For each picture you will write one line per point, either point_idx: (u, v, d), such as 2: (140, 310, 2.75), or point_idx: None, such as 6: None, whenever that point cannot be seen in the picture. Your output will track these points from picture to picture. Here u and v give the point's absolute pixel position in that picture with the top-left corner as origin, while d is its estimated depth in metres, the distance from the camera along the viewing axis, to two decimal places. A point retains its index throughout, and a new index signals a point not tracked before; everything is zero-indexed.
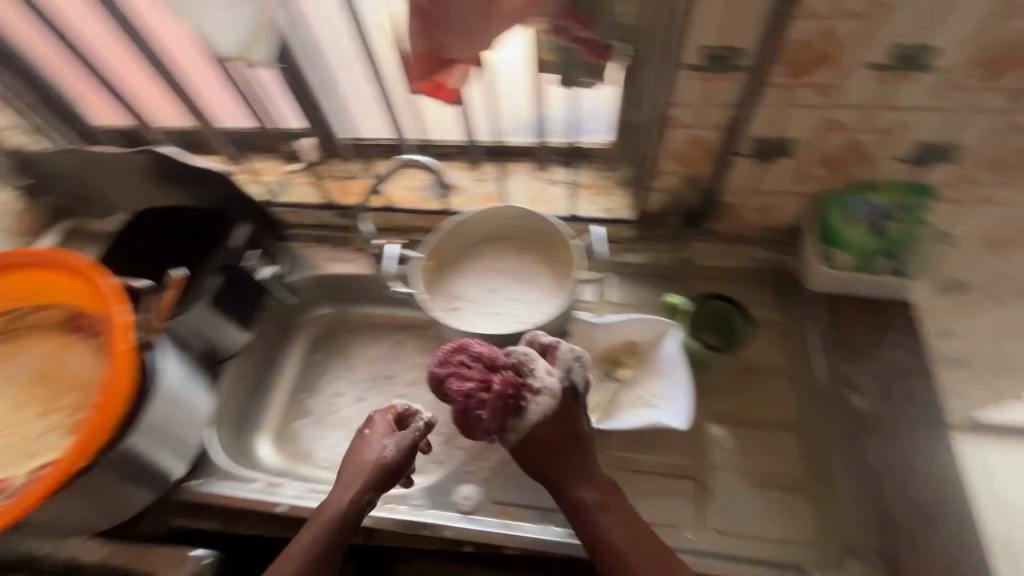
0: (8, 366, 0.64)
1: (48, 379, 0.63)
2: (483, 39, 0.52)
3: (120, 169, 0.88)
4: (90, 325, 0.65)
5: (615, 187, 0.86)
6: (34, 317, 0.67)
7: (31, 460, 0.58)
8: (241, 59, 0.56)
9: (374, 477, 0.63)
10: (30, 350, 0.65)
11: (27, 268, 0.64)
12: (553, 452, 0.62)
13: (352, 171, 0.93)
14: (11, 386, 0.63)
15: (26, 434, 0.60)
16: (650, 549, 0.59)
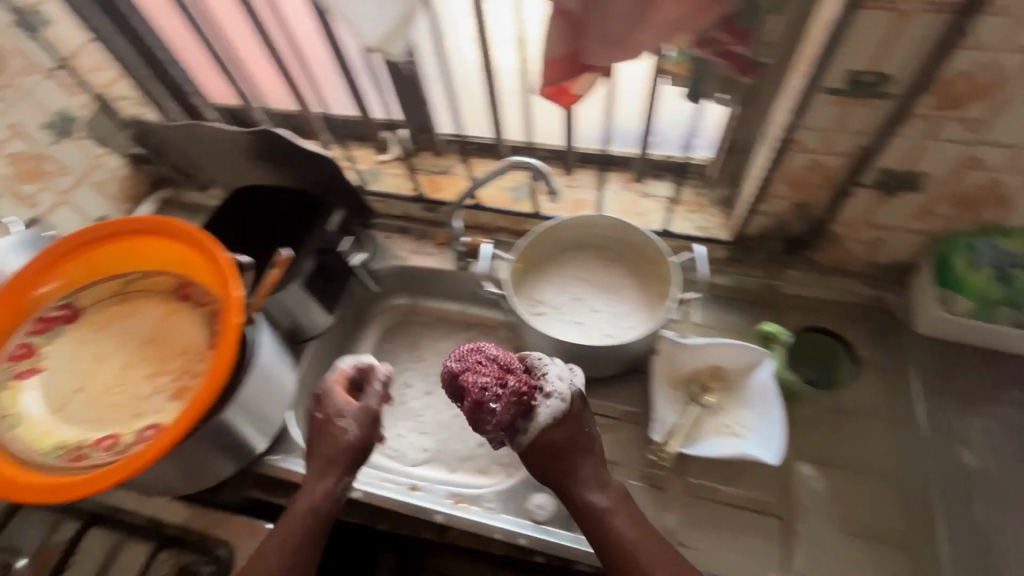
0: (120, 326, 0.67)
1: (158, 343, 0.66)
2: (625, 49, 0.50)
3: (223, 147, 0.90)
4: (198, 295, 0.67)
5: (710, 205, 0.84)
6: (146, 282, 0.69)
7: (138, 420, 0.61)
8: (379, 52, 0.56)
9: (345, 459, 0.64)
10: (141, 313, 0.68)
11: (149, 235, 0.66)
12: (556, 456, 0.62)
13: (442, 166, 0.94)
14: (123, 346, 0.66)
15: (136, 393, 0.63)
16: (662, 553, 0.58)
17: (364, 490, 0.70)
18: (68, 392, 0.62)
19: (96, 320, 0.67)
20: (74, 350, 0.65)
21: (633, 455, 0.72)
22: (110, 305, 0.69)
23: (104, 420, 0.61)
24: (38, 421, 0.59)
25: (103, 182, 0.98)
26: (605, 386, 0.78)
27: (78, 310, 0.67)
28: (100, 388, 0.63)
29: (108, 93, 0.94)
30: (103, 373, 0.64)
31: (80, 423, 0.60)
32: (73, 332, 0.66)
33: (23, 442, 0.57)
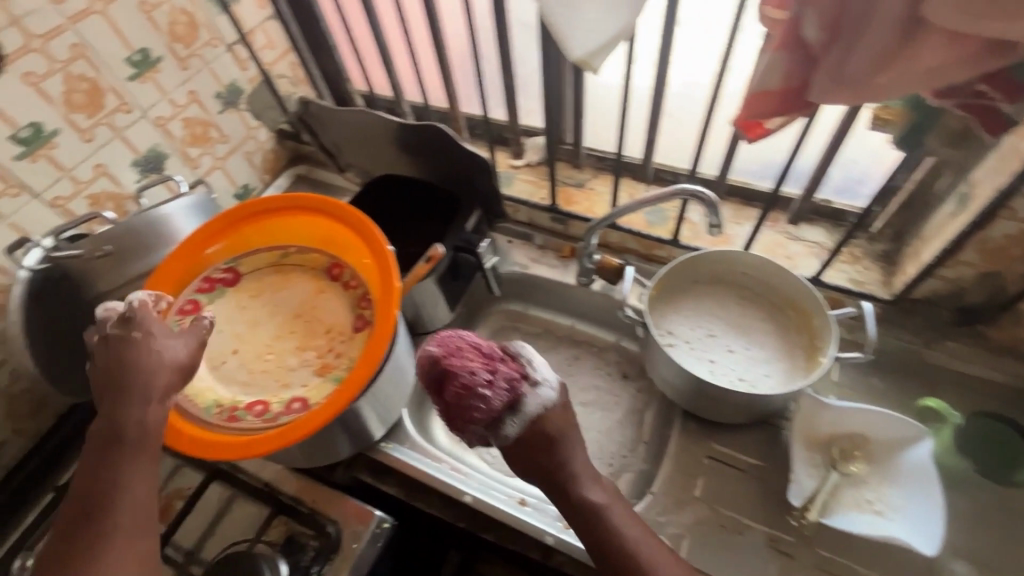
0: (273, 296, 0.70)
1: (305, 318, 0.69)
2: (860, 92, 0.46)
3: (365, 134, 0.91)
4: (348, 277, 0.69)
5: (866, 258, 0.78)
6: (299, 256, 0.72)
7: (285, 390, 0.63)
8: (583, 66, 0.53)
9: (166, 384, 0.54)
10: (293, 286, 0.71)
11: (313, 214, 0.70)
12: (542, 447, 0.57)
13: (577, 179, 0.93)
14: (275, 315, 0.69)
15: (284, 364, 0.66)
16: (657, 549, 0.55)
17: (475, 495, 0.70)
18: (227, 352, 0.66)
19: (253, 287, 0.71)
20: (232, 313, 0.69)
21: (759, 514, 0.68)
22: (265, 274, 0.72)
23: (254, 384, 0.64)
24: (199, 377, 0.63)
25: (252, 153, 1.04)
26: (730, 431, 0.74)
27: (238, 275, 0.71)
28: (253, 353, 0.67)
29: (272, 70, 0.99)
30: (257, 340, 0.68)
31: (234, 384, 0.64)
32: (233, 295, 0.70)
33: (186, 394, 0.61)
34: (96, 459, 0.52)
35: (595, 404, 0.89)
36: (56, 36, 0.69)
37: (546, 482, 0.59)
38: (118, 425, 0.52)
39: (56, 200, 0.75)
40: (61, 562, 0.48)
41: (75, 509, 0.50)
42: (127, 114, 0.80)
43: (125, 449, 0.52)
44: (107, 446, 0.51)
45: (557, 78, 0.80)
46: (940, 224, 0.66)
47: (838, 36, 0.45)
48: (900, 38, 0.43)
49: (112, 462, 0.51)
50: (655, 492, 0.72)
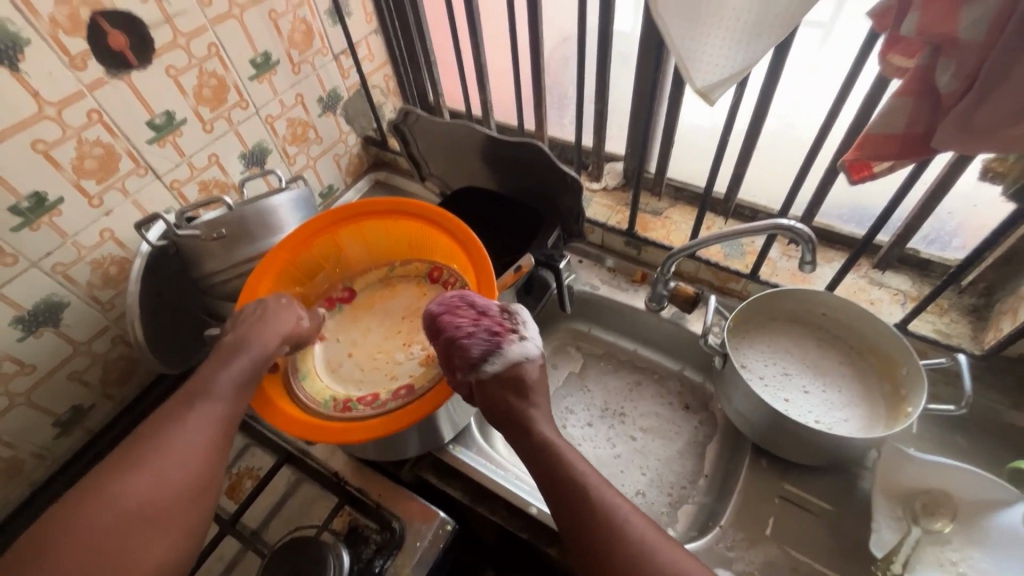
0: (382, 306, 0.78)
1: (411, 319, 0.76)
2: (988, 142, 0.47)
3: (451, 146, 0.94)
4: (448, 277, 0.75)
5: (953, 310, 0.77)
6: (404, 269, 0.80)
7: (392, 381, 0.69)
8: (699, 95, 0.55)
9: (292, 334, 0.65)
10: (399, 296, 0.78)
11: (414, 219, 0.75)
12: (514, 390, 0.56)
13: (654, 207, 0.95)
14: (384, 321, 0.76)
15: (393, 360, 0.71)
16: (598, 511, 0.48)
17: (540, 507, 0.70)
18: (343, 356, 0.73)
19: (365, 301, 0.79)
20: (347, 322, 0.77)
21: (832, 561, 0.66)
22: (374, 288, 0.81)
23: (367, 380, 0.70)
24: (318, 377, 0.70)
25: (341, 156, 1.10)
26: (802, 473, 0.73)
27: (353, 292, 0.80)
28: (365, 354, 0.73)
29: (370, 80, 1.05)
30: (368, 343, 0.75)
31: (348, 382, 0.70)
32: (350, 310, 0.79)
33: (307, 390, 0.67)
34: (217, 362, 0.59)
35: (655, 432, 0.88)
36: (198, 34, 0.75)
37: (506, 425, 0.56)
38: (242, 338, 0.60)
39: (174, 183, 0.81)
40: (155, 430, 0.51)
41: (186, 396, 0.55)
42: (243, 111, 0.86)
43: (245, 357, 0.59)
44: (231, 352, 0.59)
45: (649, 109, 0.83)
46: None
47: (973, 86, 0.45)
48: None
49: (229, 363, 0.59)
50: (722, 526, 0.71)
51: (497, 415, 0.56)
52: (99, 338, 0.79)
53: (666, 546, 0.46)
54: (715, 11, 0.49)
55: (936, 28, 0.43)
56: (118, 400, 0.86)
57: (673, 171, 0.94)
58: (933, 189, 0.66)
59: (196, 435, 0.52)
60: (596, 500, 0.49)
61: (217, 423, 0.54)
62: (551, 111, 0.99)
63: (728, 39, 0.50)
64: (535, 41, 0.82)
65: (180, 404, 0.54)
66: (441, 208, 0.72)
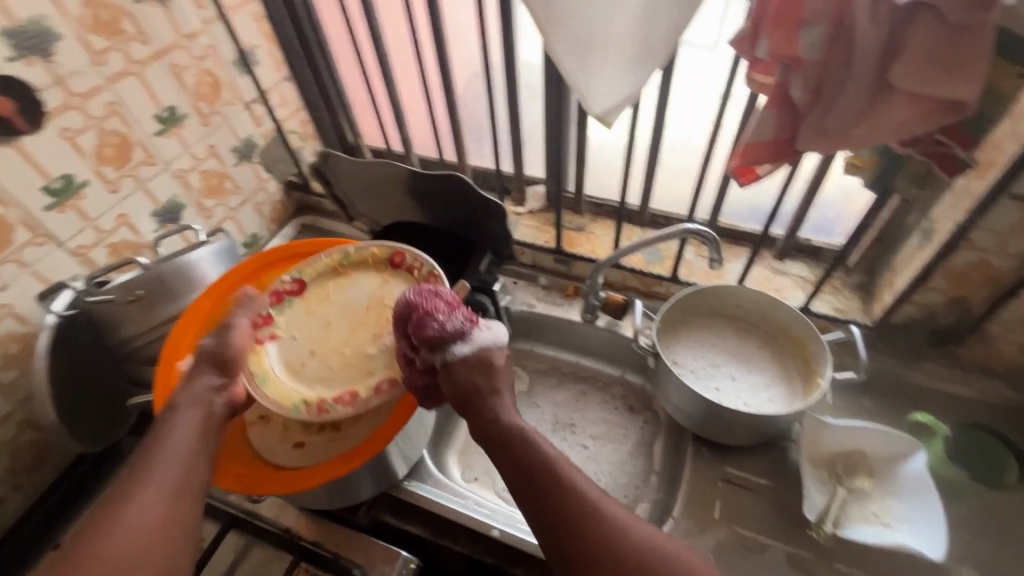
0: (341, 296, 0.70)
1: (378, 310, 0.68)
2: (840, 141, 0.54)
3: (377, 182, 0.96)
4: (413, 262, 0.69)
5: (845, 288, 0.86)
6: (360, 256, 0.72)
7: (367, 376, 0.63)
8: (599, 120, 0.60)
9: (230, 369, 0.61)
10: (361, 281, 0.71)
11: None
12: (483, 374, 0.56)
13: (577, 224, 1.00)
14: (345, 313, 0.68)
15: (363, 354, 0.65)
16: (564, 502, 0.50)
17: (502, 529, 0.71)
18: (305, 354, 0.66)
19: (318, 293, 0.70)
20: (303, 318, 0.69)
21: (775, 531, 0.71)
22: (327, 279, 0.72)
23: (336, 379, 0.64)
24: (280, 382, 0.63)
25: (262, 204, 1.08)
26: (741, 454, 0.78)
27: (303, 284, 0.70)
28: (329, 350, 0.66)
29: (286, 126, 1.05)
30: (332, 338, 0.67)
31: (316, 382, 0.64)
32: (302, 304, 0.69)
33: (269, 395, 0.62)
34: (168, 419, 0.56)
35: (605, 437, 0.91)
36: (93, 94, 0.72)
37: (469, 416, 0.56)
38: (188, 392, 0.58)
39: (78, 249, 0.77)
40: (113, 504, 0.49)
41: (143, 460, 0.52)
42: (150, 167, 0.83)
43: (193, 409, 0.57)
44: (180, 405, 0.57)
45: (560, 133, 0.88)
46: (911, 255, 0.75)
47: (821, 97, 0.53)
48: (872, 98, 0.51)
49: (176, 421, 0.56)
50: (675, 517, 0.74)
51: (466, 400, 0.55)
52: (2, 426, 0.72)
53: (637, 524, 0.50)
54: (600, 47, 0.54)
55: (783, 50, 0.50)
56: (31, 491, 0.78)
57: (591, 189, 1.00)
58: (810, 186, 0.74)
59: (151, 503, 0.49)
60: (569, 485, 0.51)
61: (174, 484, 0.51)
62: (471, 143, 1.02)
63: (613, 70, 0.56)
64: (444, 79, 0.86)
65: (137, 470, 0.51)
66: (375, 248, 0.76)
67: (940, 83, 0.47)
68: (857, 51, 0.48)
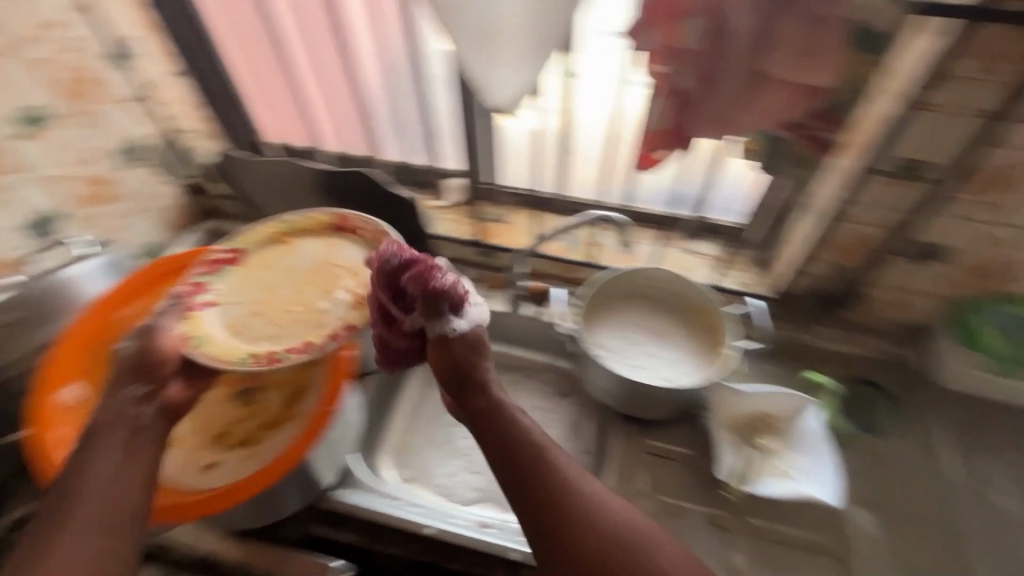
0: (283, 261, 0.70)
1: (323, 270, 0.69)
2: (726, 127, 0.58)
3: (287, 182, 0.91)
4: (359, 224, 0.71)
5: (747, 264, 0.93)
6: (302, 222, 0.72)
7: (319, 328, 0.64)
8: (505, 110, 0.61)
9: (154, 377, 0.57)
10: (305, 246, 0.71)
11: None
12: (472, 354, 0.56)
13: (496, 215, 1.01)
14: (289, 277, 0.69)
15: (312, 309, 0.65)
16: (549, 479, 0.50)
17: (437, 526, 0.71)
18: (247, 316, 0.65)
19: (260, 261, 0.70)
20: (245, 283, 0.68)
21: (696, 497, 0.77)
22: (267, 246, 0.72)
23: (286, 334, 0.64)
24: (222, 341, 0.62)
25: (160, 210, 0.99)
26: (663, 427, 0.82)
27: (240, 253, 0.71)
28: (275, 311, 0.66)
29: (178, 126, 0.96)
30: (278, 299, 0.67)
31: (262, 338, 0.64)
32: (241, 272, 0.70)
33: (211, 354, 0.61)
34: (90, 440, 0.51)
35: (538, 424, 0.93)
36: None
37: (455, 386, 0.57)
38: (109, 409, 0.53)
39: None
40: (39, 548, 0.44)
41: (69, 492, 0.47)
42: (15, 175, 0.74)
43: (115, 426, 0.52)
44: (100, 425, 0.52)
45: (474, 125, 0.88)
46: (801, 230, 0.81)
47: (707, 87, 0.56)
48: (750, 86, 0.55)
49: (98, 440, 0.51)
50: None
51: (451, 372, 0.56)
52: None
53: (617, 502, 0.50)
54: (497, 39, 0.56)
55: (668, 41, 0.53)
56: None
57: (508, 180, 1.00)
58: None
59: (84, 542, 0.45)
60: (552, 464, 0.51)
61: (109, 514, 0.47)
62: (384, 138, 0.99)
63: (513, 61, 0.57)
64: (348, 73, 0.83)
65: (65, 503, 0.47)
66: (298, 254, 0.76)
67: (803, 70, 0.52)
68: (731, 42, 0.52)
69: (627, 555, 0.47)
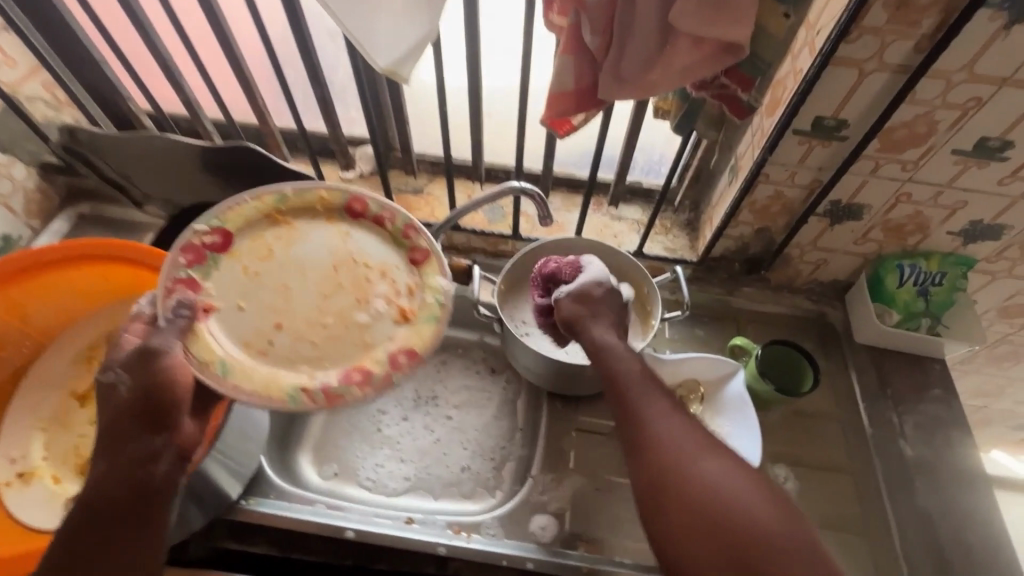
0: (288, 253, 0.63)
1: (344, 268, 0.64)
2: (640, 88, 0.52)
3: (160, 158, 0.79)
4: (379, 208, 0.66)
5: (675, 228, 0.90)
6: (301, 201, 0.65)
7: (369, 351, 0.60)
8: (389, 75, 0.52)
9: (150, 421, 0.49)
10: (311, 234, 0.64)
11: (141, 266, 0.63)
12: (609, 309, 0.62)
13: (412, 185, 0.92)
14: (305, 275, 0.63)
15: (352, 323, 0.61)
16: (627, 396, 0.54)
17: (357, 528, 0.66)
18: (271, 331, 0.60)
19: (253, 247, 0.62)
20: (245, 282, 0.61)
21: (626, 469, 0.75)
22: (260, 229, 0.64)
23: (329, 357, 0.60)
24: (251, 368, 0.57)
25: (10, 196, 0.85)
26: (592, 401, 0.80)
27: (227, 236, 0.62)
28: (301, 323, 0.61)
29: (18, 92, 0.81)
30: (298, 306, 0.61)
31: (300, 364, 0.59)
32: (229, 260, 0.61)
33: (250, 391, 0.56)
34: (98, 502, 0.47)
35: (468, 404, 0.88)
36: None
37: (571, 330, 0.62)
38: (114, 464, 0.48)
39: None
40: None
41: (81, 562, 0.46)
42: None
43: (125, 492, 0.47)
44: (112, 488, 0.47)
45: (373, 87, 0.78)
46: (723, 191, 0.79)
47: (611, 41, 0.50)
48: (659, 41, 0.49)
49: (104, 512, 0.47)
50: (534, 475, 0.75)
51: (586, 318, 0.61)
52: None
53: (684, 423, 0.52)
54: None
55: None
56: None
57: (422, 145, 0.91)
58: (630, 131, 0.74)
59: None
60: (625, 385, 0.55)
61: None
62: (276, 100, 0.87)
63: (390, 16, 0.49)
64: (214, 26, 0.70)
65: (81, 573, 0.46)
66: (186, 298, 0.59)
67: (713, 25, 0.46)
68: None
69: (690, 467, 0.49)
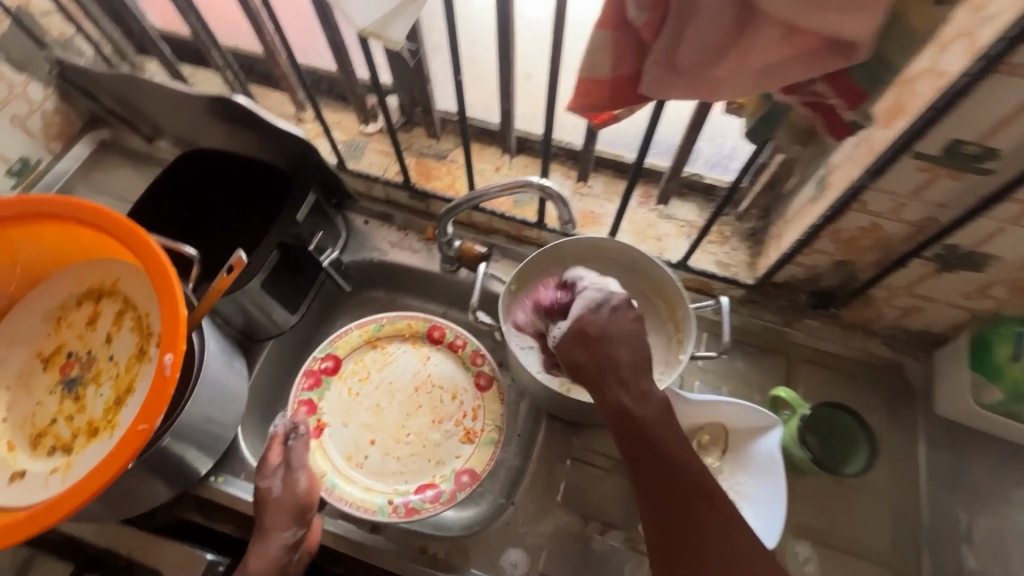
0: (383, 375, 0.73)
1: (425, 391, 0.73)
2: (699, 85, 0.37)
3: (160, 99, 0.72)
4: (454, 337, 0.74)
5: (733, 238, 0.74)
6: (393, 327, 0.75)
7: (439, 466, 0.69)
8: (375, 39, 0.41)
9: (295, 516, 0.59)
10: (400, 360, 0.74)
11: (88, 227, 0.52)
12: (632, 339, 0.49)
13: (435, 149, 0.81)
14: (394, 397, 0.73)
15: (427, 442, 0.70)
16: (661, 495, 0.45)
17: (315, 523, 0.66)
18: (366, 445, 0.70)
19: (356, 370, 0.73)
20: (349, 403, 0.72)
21: (621, 512, 0.67)
22: (363, 353, 0.74)
23: (408, 472, 0.69)
24: (349, 477, 0.67)
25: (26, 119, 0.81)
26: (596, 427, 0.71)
27: (338, 360, 0.73)
28: (391, 439, 0.71)
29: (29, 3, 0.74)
30: (387, 424, 0.71)
31: (389, 476, 0.68)
32: (338, 382, 0.72)
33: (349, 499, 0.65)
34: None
35: None
36: None
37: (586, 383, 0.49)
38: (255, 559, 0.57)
39: None
40: None
41: None
42: None
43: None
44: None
45: None
46: (801, 209, 0.62)
47: (668, 15, 0.35)
48: (738, 22, 0.34)
49: None
50: (516, 502, 0.67)
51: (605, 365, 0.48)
52: None
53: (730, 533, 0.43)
54: None
55: None
56: None
57: (449, 104, 0.79)
58: (694, 121, 0.59)
59: None
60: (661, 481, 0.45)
61: None
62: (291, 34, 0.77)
63: None
64: None
65: None
66: (170, 262, 0.49)
67: (828, 9, 0.31)
68: None
69: None
